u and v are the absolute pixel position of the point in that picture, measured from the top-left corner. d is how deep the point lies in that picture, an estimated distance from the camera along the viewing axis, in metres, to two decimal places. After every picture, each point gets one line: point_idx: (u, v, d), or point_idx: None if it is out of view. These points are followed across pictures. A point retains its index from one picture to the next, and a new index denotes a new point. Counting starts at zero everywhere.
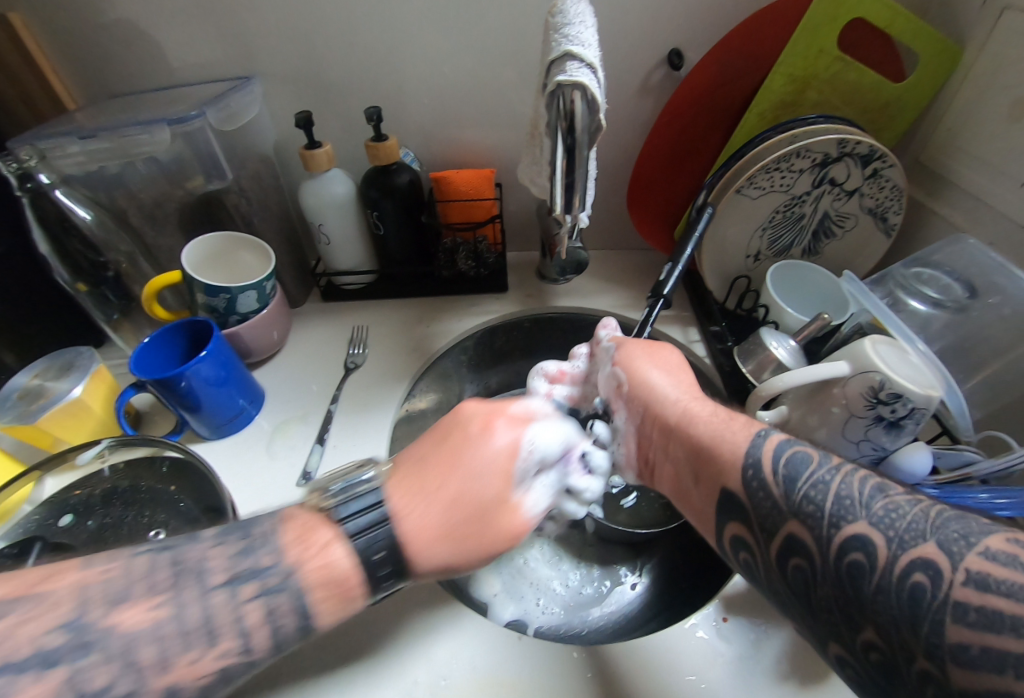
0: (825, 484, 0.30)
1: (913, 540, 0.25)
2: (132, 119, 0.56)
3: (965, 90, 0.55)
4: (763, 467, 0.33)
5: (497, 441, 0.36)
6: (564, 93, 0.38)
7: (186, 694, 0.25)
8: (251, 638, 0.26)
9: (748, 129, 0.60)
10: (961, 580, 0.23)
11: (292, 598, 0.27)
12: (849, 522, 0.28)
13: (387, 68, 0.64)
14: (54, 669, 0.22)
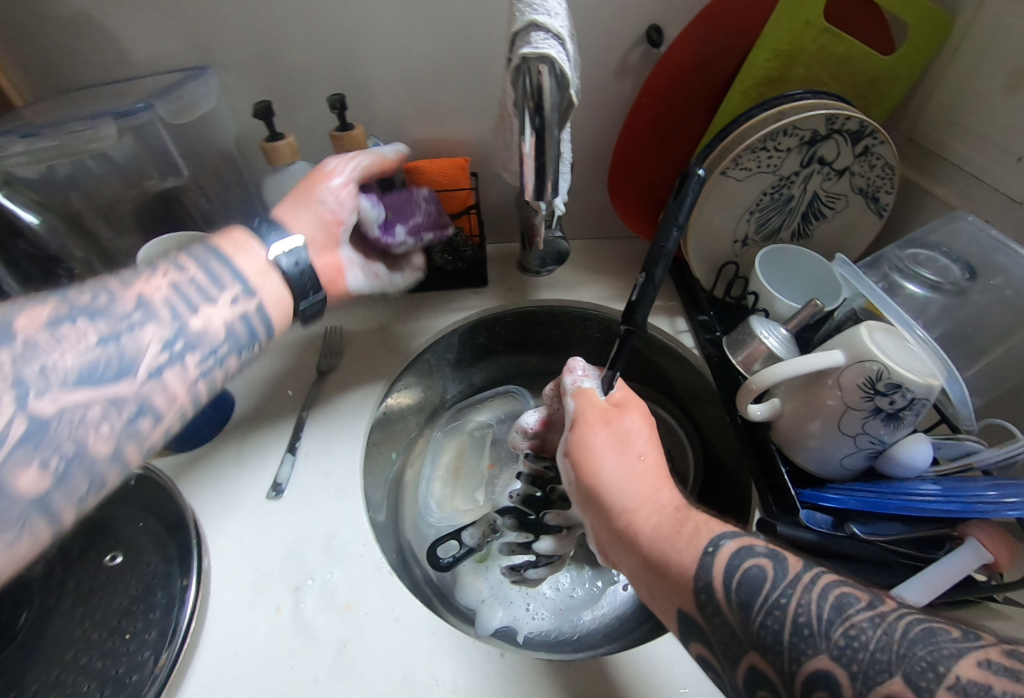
0: (781, 609, 0.27)
1: (878, 677, 0.23)
2: (76, 114, 0.52)
3: (959, 61, 0.52)
4: (715, 591, 0.29)
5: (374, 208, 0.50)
6: (530, 68, 0.34)
7: (152, 304, 0.35)
8: (184, 266, 0.38)
9: (732, 108, 0.57)
10: None
11: (210, 254, 0.40)
12: (810, 656, 0.25)
13: (351, 54, 0.60)
14: (48, 301, 0.33)
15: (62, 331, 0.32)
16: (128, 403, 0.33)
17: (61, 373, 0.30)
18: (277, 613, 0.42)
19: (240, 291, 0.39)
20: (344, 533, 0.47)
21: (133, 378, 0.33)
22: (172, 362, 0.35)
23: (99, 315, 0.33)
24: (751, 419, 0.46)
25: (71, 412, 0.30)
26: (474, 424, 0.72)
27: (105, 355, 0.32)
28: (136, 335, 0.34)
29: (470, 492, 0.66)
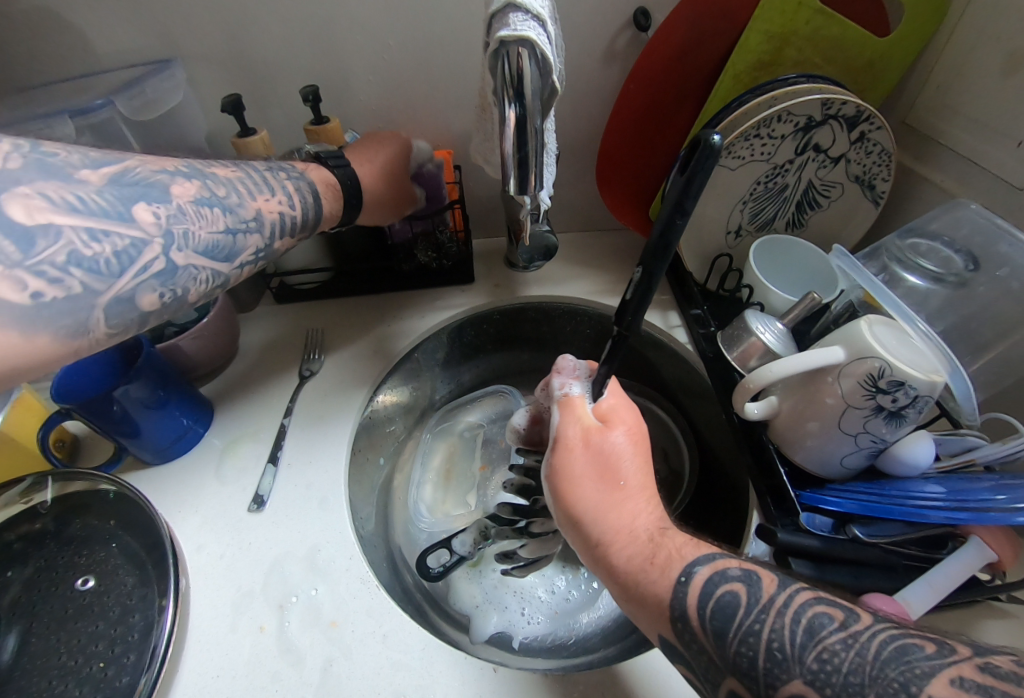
0: (756, 636, 0.27)
1: None
2: (30, 112, 0.49)
3: (956, 42, 0.50)
4: (691, 620, 0.29)
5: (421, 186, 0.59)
6: (509, 52, 0.32)
7: (260, 222, 0.45)
8: (290, 200, 0.47)
9: (723, 94, 0.55)
10: None
11: (306, 186, 0.49)
12: (786, 681, 0.25)
13: (324, 43, 0.57)
14: (192, 180, 0.41)
15: (203, 210, 0.40)
16: (220, 275, 0.42)
17: (193, 241, 0.39)
18: (261, 633, 0.41)
19: (309, 232, 0.50)
20: (329, 547, 0.46)
21: (231, 262, 0.43)
22: (250, 259, 0.45)
23: (227, 210, 0.42)
24: (747, 418, 0.45)
25: (189, 269, 0.39)
26: (466, 424, 0.70)
27: (219, 242, 0.41)
28: (245, 236, 0.44)
29: (462, 496, 0.64)
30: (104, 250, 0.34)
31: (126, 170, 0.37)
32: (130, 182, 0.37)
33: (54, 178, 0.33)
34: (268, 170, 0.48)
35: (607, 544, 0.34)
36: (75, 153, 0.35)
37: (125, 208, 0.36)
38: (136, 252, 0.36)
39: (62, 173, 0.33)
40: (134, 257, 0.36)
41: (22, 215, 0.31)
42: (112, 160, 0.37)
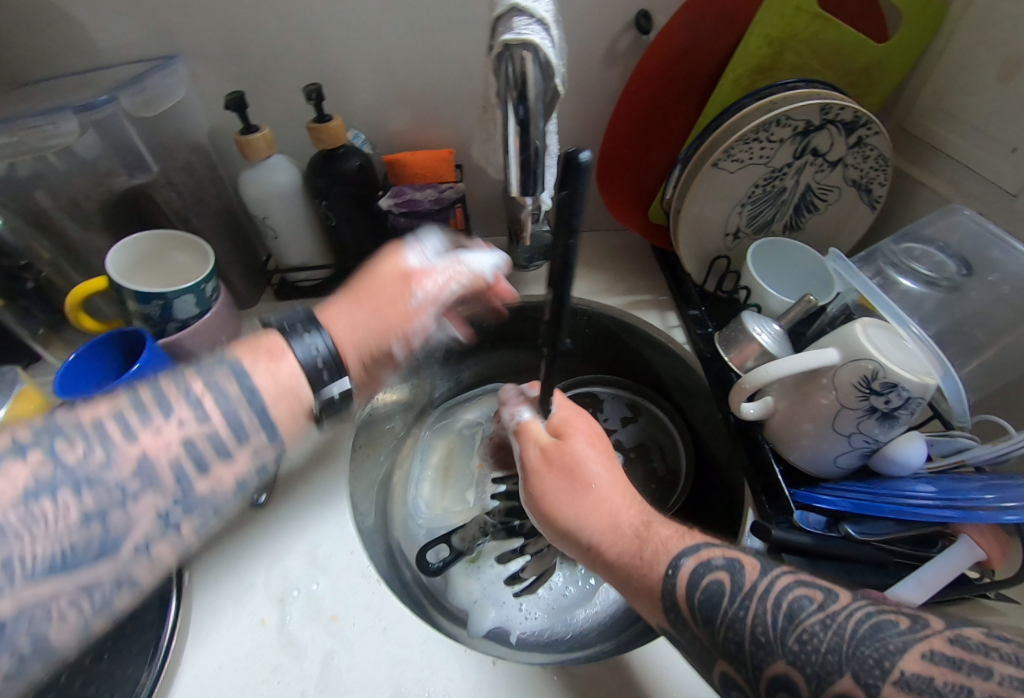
0: (740, 622, 0.28)
1: (829, 678, 0.24)
2: (33, 108, 0.49)
3: (953, 49, 0.51)
4: (683, 610, 0.30)
5: (427, 280, 0.41)
6: (513, 55, 0.33)
7: (155, 468, 0.28)
8: (203, 410, 0.31)
9: (723, 98, 0.55)
10: None
11: (242, 389, 0.32)
12: (769, 662, 0.26)
13: (326, 42, 0.57)
14: (28, 454, 0.26)
15: (35, 507, 0.25)
16: (101, 586, 0.26)
17: (23, 566, 0.24)
18: (262, 627, 0.41)
19: (261, 437, 0.32)
20: (329, 542, 0.46)
21: (115, 557, 0.27)
22: (166, 533, 0.28)
23: (89, 484, 0.26)
24: (743, 417, 0.45)
25: (32, 612, 0.24)
26: (464, 422, 0.72)
27: (86, 537, 0.26)
28: (127, 507, 0.27)
29: (460, 493, 0.65)
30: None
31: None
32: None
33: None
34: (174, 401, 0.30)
35: (598, 550, 0.34)
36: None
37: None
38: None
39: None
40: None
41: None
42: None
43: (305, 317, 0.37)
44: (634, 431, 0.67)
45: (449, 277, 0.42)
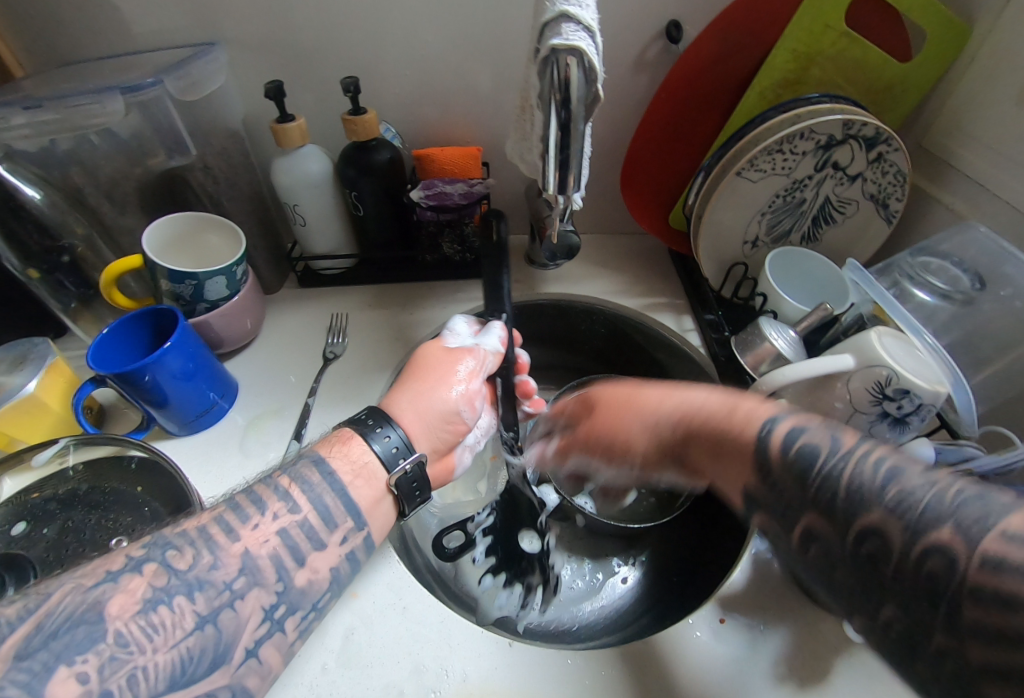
0: (837, 477, 0.27)
1: (926, 527, 0.23)
2: (80, 87, 0.50)
3: (974, 72, 0.52)
4: (775, 466, 0.30)
5: (471, 382, 0.45)
6: (559, 59, 0.34)
7: (258, 564, 0.30)
8: (294, 502, 0.33)
9: (748, 109, 0.57)
10: (976, 567, 0.21)
11: (325, 479, 0.34)
12: (862, 515, 0.26)
13: (364, 36, 0.59)
14: (144, 568, 0.28)
15: (155, 618, 0.26)
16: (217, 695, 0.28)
17: (151, 681, 0.25)
18: None
19: (350, 525, 0.34)
20: None
21: (228, 665, 0.28)
22: (270, 632, 0.30)
23: (201, 588, 0.28)
24: None
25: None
26: None
27: (202, 641, 0.27)
28: (236, 606, 0.29)
29: (472, 483, 0.66)
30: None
31: (38, 621, 0.24)
32: (45, 639, 0.24)
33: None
34: (254, 508, 0.32)
35: (680, 435, 0.37)
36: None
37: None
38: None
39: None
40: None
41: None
42: (28, 601, 0.25)
43: (374, 410, 0.38)
44: None
45: (482, 364, 0.47)
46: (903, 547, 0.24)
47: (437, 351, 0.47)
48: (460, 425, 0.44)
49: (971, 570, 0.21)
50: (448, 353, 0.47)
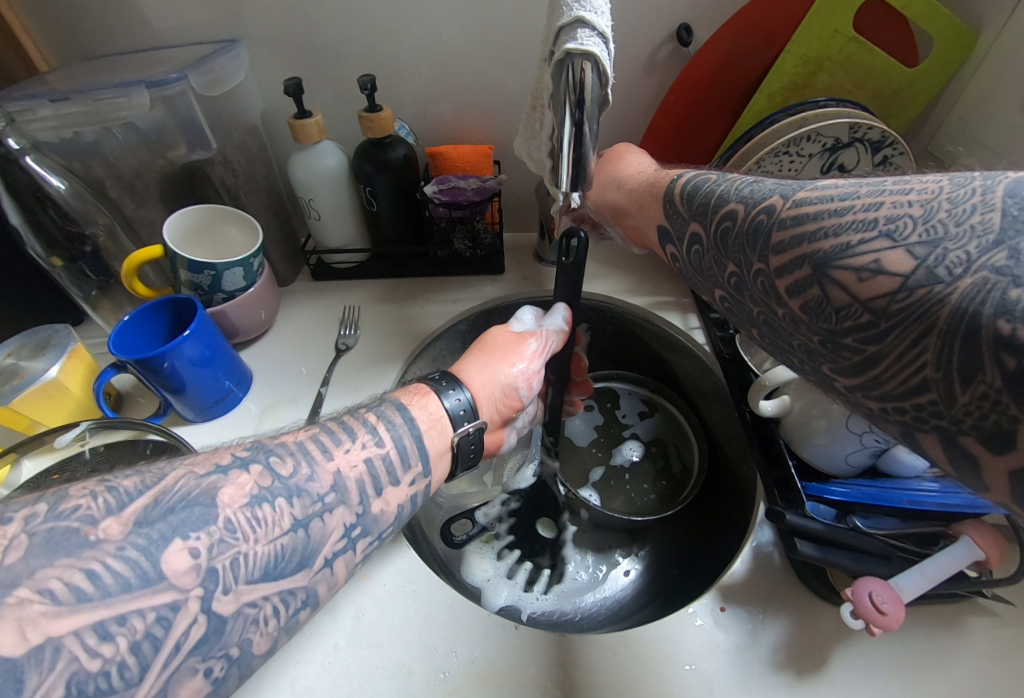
0: (724, 190, 0.37)
1: (762, 197, 0.33)
2: (107, 81, 0.52)
3: (981, 77, 0.53)
4: (684, 202, 0.41)
5: (534, 360, 0.47)
6: (573, 63, 0.35)
7: (346, 484, 0.31)
8: (379, 436, 0.34)
9: (757, 112, 0.58)
10: (787, 207, 0.31)
11: (406, 422, 0.36)
12: (727, 204, 0.36)
13: (382, 35, 0.60)
14: (250, 467, 0.29)
15: (260, 512, 0.27)
16: (297, 597, 0.28)
17: (248, 568, 0.26)
18: None
19: (419, 469, 0.36)
20: None
21: (310, 568, 0.29)
22: (345, 549, 0.31)
23: (299, 494, 0.29)
24: (760, 414, 0.49)
25: (246, 611, 0.26)
26: None
27: (293, 542, 0.28)
28: (325, 518, 0.30)
29: (478, 476, 0.66)
30: (119, 649, 0.21)
31: (156, 496, 0.25)
32: (163, 512, 0.25)
33: (49, 562, 0.22)
34: (342, 434, 0.33)
35: (642, 186, 0.48)
36: (95, 493, 0.25)
37: (147, 563, 0.23)
38: (163, 631, 0.23)
39: (70, 542, 0.22)
40: (161, 640, 0.23)
41: (12, 643, 0.19)
42: (147, 477, 0.26)
43: (448, 374, 0.42)
44: (650, 425, 0.71)
45: (545, 344, 0.49)
46: (746, 216, 0.33)
47: (502, 327, 0.50)
48: (517, 401, 0.46)
49: (782, 210, 0.31)
50: (518, 330, 0.50)
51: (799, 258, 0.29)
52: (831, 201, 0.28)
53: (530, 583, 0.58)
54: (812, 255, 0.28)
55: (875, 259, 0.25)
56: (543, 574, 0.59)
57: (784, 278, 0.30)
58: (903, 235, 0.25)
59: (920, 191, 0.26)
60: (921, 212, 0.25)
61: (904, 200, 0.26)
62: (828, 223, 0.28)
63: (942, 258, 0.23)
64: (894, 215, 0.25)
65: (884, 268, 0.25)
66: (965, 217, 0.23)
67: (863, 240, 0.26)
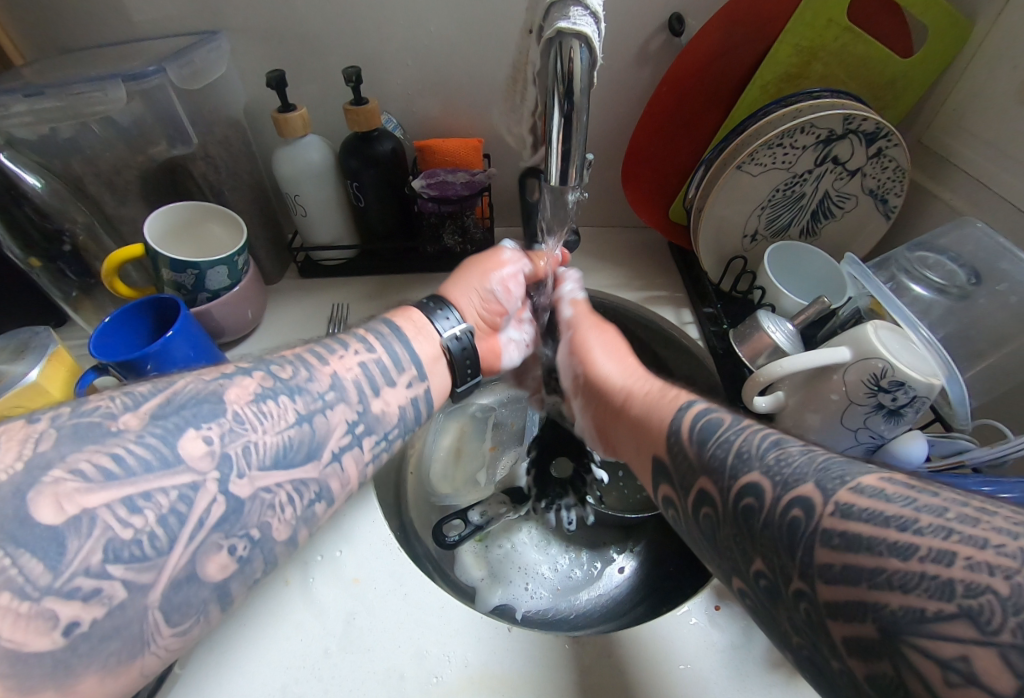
0: (730, 441, 0.30)
1: (796, 480, 0.25)
2: (82, 75, 0.50)
3: (977, 67, 0.52)
4: (684, 433, 0.34)
5: (507, 269, 0.56)
6: (565, 44, 0.34)
7: (344, 384, 0.37)
8: (369, 344, 0.41)
9: (750, 103, 0.57)
10: (829, 512, 0.23)
11: (392, 333, 0.44)
12: (745, 473, 0.28)
13: (366, 25, 0.58)
14: (253, 373, 0.34)
15: (266, 407, 0.32)
16: (309, 488, 0.33)
17: (260, 455, 0.31)
18: (286, 586, 0.43)
19: (413, 373, 0.42)
20: (353, 513, 0.48)
21: (318, 460, 0.34)
22: (351, 445, 0.36)
23: (299, 393, 0.34)
24: (754, 411, 0.49)
25: (262, 495, 0.30)
26: (478, 406, 0.75)
27: (300, 434, 0.33)
28: (326, 414, 0.35)
29: (472, 474, 0.68)
30: (147, 521, 0.25)
31: (168, 396, 0.30)
32: (175, 408, 0.29)
33: (79, 446, 0.25)
34: (333, 348, 0.39)
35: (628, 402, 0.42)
36: (113, 398, 0.28)
37: (166, 449, 0.27)
38: (187, 507, 0.27)
39: (95, 432, 0.26)
40: (185, 516, 0.27)
41: (53, 513, 0.23)
42: (158, 385, 0.31)
43: (436, 298, 0.50)
44: None
45: (520, 261, 0.58)
46: (774, 504, 0.25)
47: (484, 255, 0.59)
48: (498, 306, 0.55)
49: (822, 511, 0.23)
50: (492, 249, 0.59)
51: (854, 604, 0.21)
52: (885, 523, 0.21)
53: (529, 554, 0.60)
54: (874, 608, 0.20)
55: (961, 655, 0.17)
56: (545, 542, 0.61)
57: (838, 621, 0.21)
58: (990, 624, 0.17)
59: (998, 550, 0.18)
60: (1009, 591, 0.17)
61: (979, 544, 0.19)
62: (886, 557, 0.20)
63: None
64: (973, 580, 0.18)
65: (975, 678, 0.17)
66: None
67: (940, 614, 0.18)
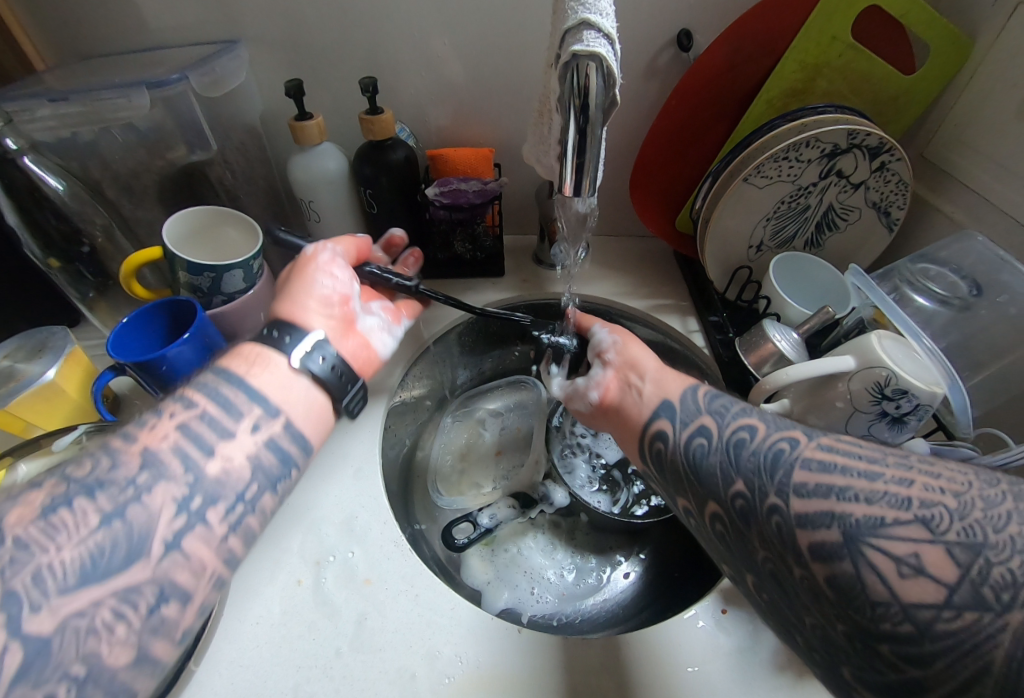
0: (745, 408, 0.38)
1: (788, 430, 0.34)
2: (106, 82, 0.51)
3: (976, 85, 0.54)
4: (703, 394, 0.41)
5: (324, 258, 0.50)
6: (580, 66, 0.35)
7: (157, 459, 0.32)
8: (189, 401, 0.36)
9: (756, 117, 0.59)
10: (814, 455, 0.31)
11: (222, 379, 0.38)
12: (749, 425, 0.36)
13: (383, 38, 0.60)
14: (42, 484, 0.30)
15: (55, 519, 0.28)
16: (144, 592, 0.29)
17: (59, 576, 0.26)
18: (298, 586, 0.43)
19: (257, 413, 0.38)
20: (363, 515, 0.49)
21: (148, 558, 0.30)
22: (191, 525, 0.32)
23: (101, 487, 0.30)
24: None
25: (74, 623, 0.26)
26: (484, 411, 0.76)
27: (111, 536, 0.29)
28: (144, 501, 0.31)
29: (478, 478, 0.69)
30: None
31: None
32: None
33: None
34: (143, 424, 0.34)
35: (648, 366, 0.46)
36: None
37: None
38: None
39: None
40: None
41: None
42: None
43: (274, 324, 0.43)
44: None
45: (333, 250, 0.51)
46: (766, 440, 0.34)
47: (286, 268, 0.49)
48: (340, 297, 0.48)
49: (806, 449, 0.32)
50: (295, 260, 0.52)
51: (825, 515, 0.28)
52: (858, 462, 0.29)
53: (532, 557, 0.60)
54: (842, 518, 0.27)
55: (915, 553, 0.25)
56: (551, 546, 0.62)
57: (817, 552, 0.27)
58: (939, 528, 0.25)
59: (949, 480, 0.27)
60: (954, 504, 0.26)
61: (934, 485, 0.27)
62: (858, 486, 0.28)
63: (984, 572, 0.23)
64: (927, 499, 0.26)
65: (927, 569, 0.24)
66: (997, 525, 0.24)
67: (899, 520, 0.26)
